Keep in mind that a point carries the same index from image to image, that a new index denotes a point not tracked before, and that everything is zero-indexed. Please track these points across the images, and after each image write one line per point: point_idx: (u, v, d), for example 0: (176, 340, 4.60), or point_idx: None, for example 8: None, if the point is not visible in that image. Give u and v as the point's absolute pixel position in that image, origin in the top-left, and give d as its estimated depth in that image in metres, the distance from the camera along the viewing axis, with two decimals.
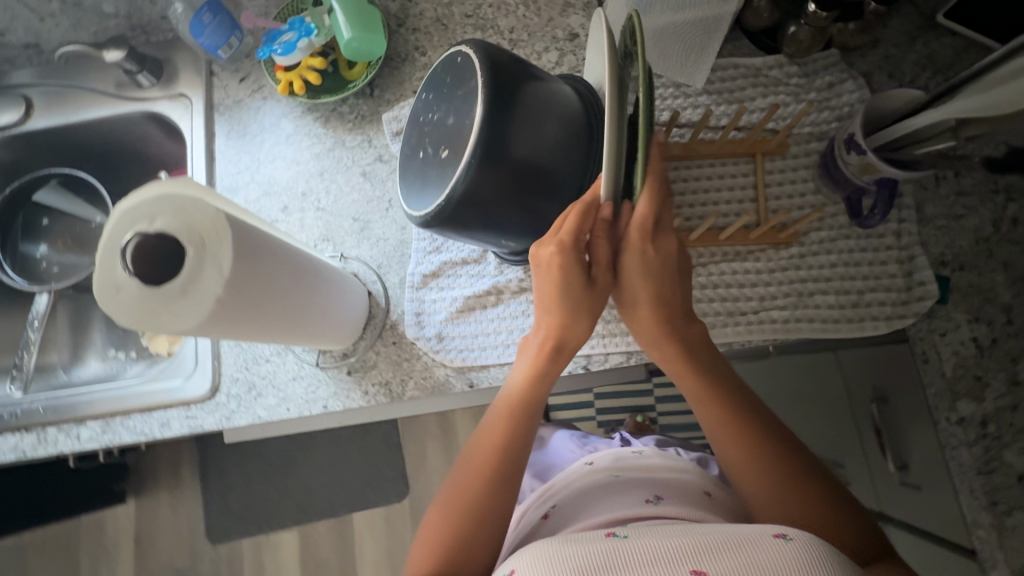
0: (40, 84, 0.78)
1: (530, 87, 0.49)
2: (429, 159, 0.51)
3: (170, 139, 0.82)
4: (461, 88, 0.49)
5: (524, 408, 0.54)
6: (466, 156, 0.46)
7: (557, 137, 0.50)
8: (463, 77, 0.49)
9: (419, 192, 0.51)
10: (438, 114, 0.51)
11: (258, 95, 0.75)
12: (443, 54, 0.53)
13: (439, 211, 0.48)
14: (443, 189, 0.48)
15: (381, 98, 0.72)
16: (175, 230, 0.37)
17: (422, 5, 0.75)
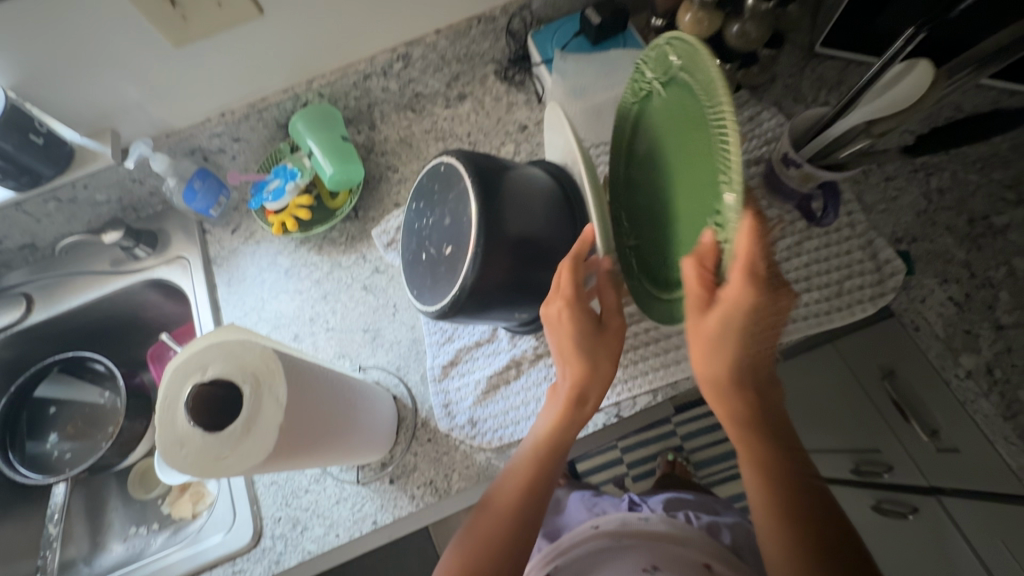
0: (38, 279, 0.82)
1: (510, 176, 0.56)
2: (435, 257, 0.55)
3: (170, 301, 0.86)
4: (449, 191, 0.55)
5: (552, 458, 0.54)
6: (469, 246, 0.51)
7: (543, 212, 0.56)
8: (451, 181, 0.55)
9: (431, 287, 0.55)
10: (434, 217, 0.56)
11: (251, 241, 0.80)
12: (426, 166, 0.59)
13: (455, 300, 0.52)
14: (455, 279, 0.52)
15: (366, 217, 0.79)
16: (230, 374, 0.40)
17: (385, 132, 0.84)
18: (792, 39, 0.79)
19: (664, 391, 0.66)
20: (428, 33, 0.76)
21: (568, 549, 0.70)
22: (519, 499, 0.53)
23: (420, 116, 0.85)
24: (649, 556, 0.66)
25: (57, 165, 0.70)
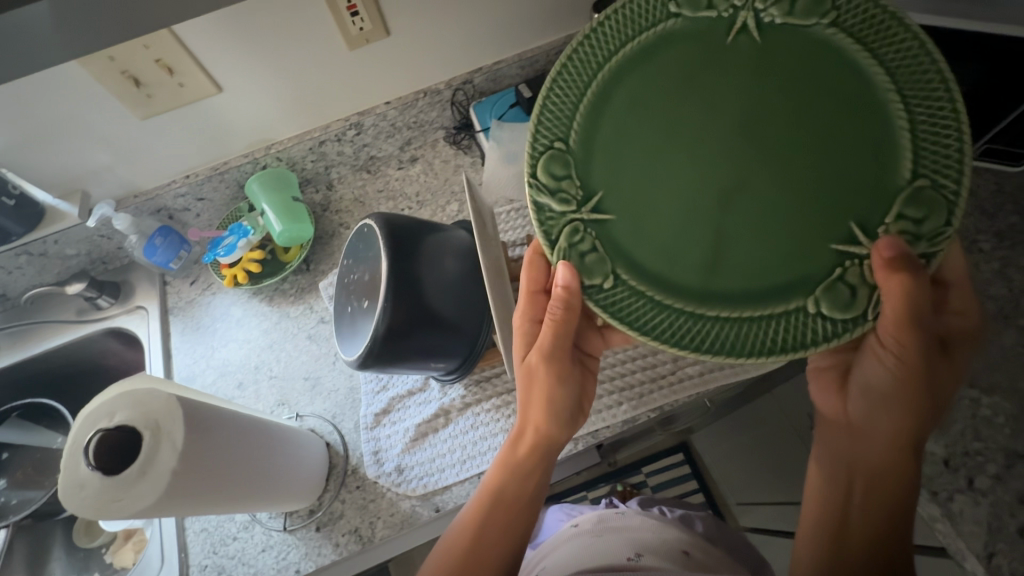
0: (6, 328, 0.86)
1: (429, 236, 0.61)
2: (356, 310, 0.60)
3: (130, 348, 0.90)
4: (371, 250, 0.60)
5: (508, 503, 0.55)
6: (381, 301, 0.55)
7: (456, 270, 0.61)
8: (372, 241, 0.60)
9: (351, 339, 0.59)
10: (358, 274, 0.61)
11: (208, 292, 0.85)
12: (355, 228, 0.64)
13: (369, 351, 0.56)
14: (368, 331, 0.56)
15: (316, 270, 0.84)
16: (133, 421, 0.43)
17: (341, 191, 0.91)
18: None
19: (585, 439, 0.69)
20: (378, 105, 0.84)
21: (548, 552, 0.68)
22: (494, 510, 0.55)
23: (374, 177, 0.91)
24: (630, 544, 0.64)
25: (28, 223, 0.76)
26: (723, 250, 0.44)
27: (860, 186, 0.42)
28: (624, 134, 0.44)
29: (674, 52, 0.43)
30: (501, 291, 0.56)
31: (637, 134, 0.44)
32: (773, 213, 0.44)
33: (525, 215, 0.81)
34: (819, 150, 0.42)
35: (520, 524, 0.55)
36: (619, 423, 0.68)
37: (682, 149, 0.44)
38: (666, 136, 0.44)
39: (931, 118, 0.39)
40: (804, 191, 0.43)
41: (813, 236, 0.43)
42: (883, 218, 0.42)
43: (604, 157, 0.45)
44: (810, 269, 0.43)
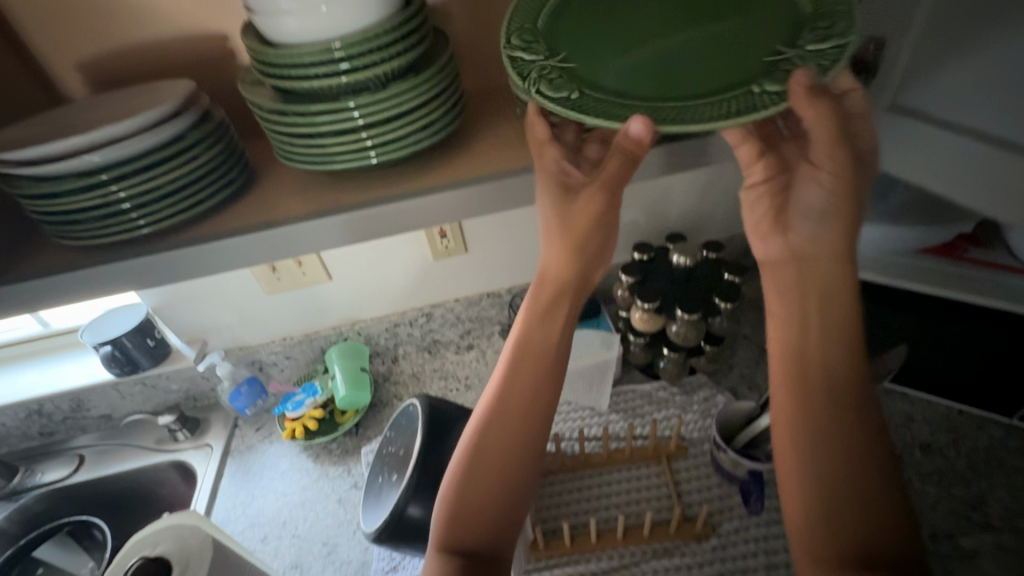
0: (96, 445, 0.99)
1: (462, 425, 0.68)
2: (384, 482, 0.65)
3: (184, 481, 0.98)
4: (410, 426, 0.68)
5: (518, 404, 0.59)
6: (407, 478, 0.61)
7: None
8: (412, 422, 0.68)
9: (374, 511, 0.63)
10: (395, 447, 0.68)
11: (267, 439, 0.95)
12: (402, 404, 0.73)
13: (386, 526, 0.60)
14: (389, 506, 0.61)
15: (363, 434, 0.92)
16: (170, 553, 0.49)
17: (402, 365, 1.03)
18: (749, 339, 0.94)
19: None
20: (449, 300, 1.01)
21: None
22: (505, 413, 0.59)
23: (433, 357, 1.04)
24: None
25: (156, 359, 0.93)
26: (674, 70, 0.46)
27: (773, 23, 0.48)
28: (574, 35, 0.49)
29: None
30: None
31: (599, 22, 0.51)
32: (717, 53, 0.47)
33: (560, 412, 0.87)
34: (750, 31, 0.47)
35: (512, 480, 0.57)
36: None
37: (640, 44, 0.48)
38: (612, 29, 0.50)
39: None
40: (750, 41, 0.47)
41: (751, 55, 0.46)
42: (800, 31, 0.46)
43: (558, 36, 0.49)
44: (752, 67, 0.45)
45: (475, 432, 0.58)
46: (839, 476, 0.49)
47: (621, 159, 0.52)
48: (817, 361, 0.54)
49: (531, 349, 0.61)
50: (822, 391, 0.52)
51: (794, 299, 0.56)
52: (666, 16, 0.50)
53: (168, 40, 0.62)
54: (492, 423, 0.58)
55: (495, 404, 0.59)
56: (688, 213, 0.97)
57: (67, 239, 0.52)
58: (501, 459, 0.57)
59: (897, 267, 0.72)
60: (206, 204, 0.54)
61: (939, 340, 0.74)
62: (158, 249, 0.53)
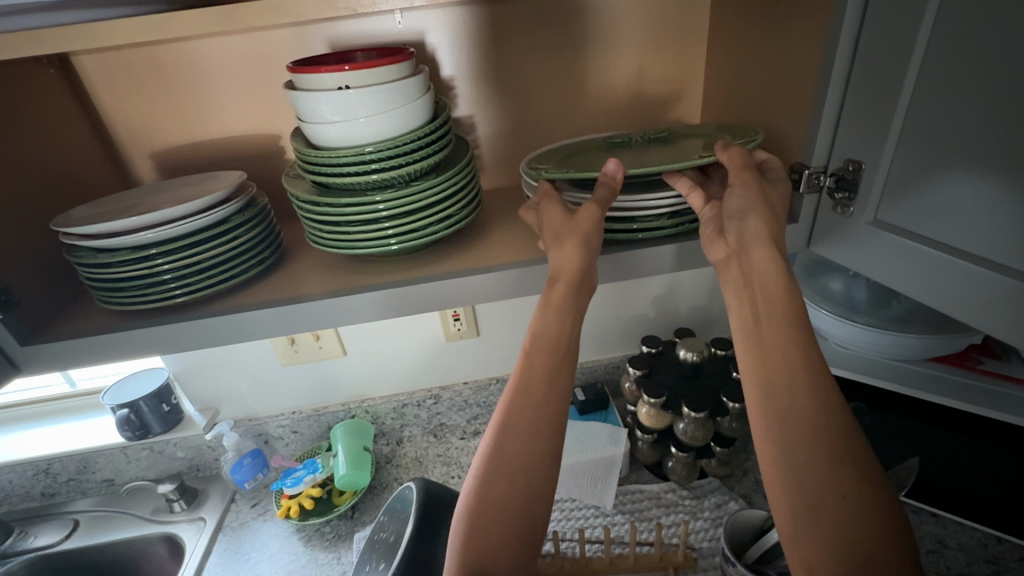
0: (93, 510, 0.98)
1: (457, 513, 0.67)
2: (371, 571, 0.62)
3: (171, 557, 0.95)
4: (404, 511, 0.66)
5: (529, 419, 0.53)
6: (393, 567, 0.58)
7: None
8: (407, 506, 0.67)
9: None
10: (387, 532, 0.66)
11: (261, 517, 0.93)
12: (398, 488, 0.71)
13: None
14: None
15: (358, 518, 0.89)
16: None
17: (406, 447, 1.01)
18: None
19: None
20: (458, 382, 1.02)
21: None
22: (517, 429, 0.52)
23: (438, 441, 1.02)
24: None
25: (166, 425, 0.95)
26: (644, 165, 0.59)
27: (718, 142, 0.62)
28: (572, 160, 0.64)
29: (599, 145, 0.68)
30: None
31: (576, 157, 0.66)
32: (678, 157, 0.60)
33: (562, 508, 0.83)
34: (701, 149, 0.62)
35: (517, 546, 0.50)
36: None
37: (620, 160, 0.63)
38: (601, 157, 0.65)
39: (738, 135, 0.61)
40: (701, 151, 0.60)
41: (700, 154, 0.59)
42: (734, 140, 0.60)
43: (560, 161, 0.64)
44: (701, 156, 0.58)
45: (476, 487, 0.52)
46: (823, 530, 0.43)
47: (601, 206, 0.53)
48: (775, 401, 0.48)
49: (530, 381, 0.54)
50: (810, 433, 0.46)
51: (754, 337, 0.51)
52: (641, 148, 0.65)
53: (230, 139, 0.71)
54: (492, 479, 0.51)
55: (495, 455, 0.52)
56: (698, 310, 0.99)
57: (110, 303, 0.57)
58: (508, 525, 0.50)
59: (911, 375, 0.71)
60: (238, 278, 0.59)
61: (963, 456, 0.70)
62: (188, 318, 0.57)
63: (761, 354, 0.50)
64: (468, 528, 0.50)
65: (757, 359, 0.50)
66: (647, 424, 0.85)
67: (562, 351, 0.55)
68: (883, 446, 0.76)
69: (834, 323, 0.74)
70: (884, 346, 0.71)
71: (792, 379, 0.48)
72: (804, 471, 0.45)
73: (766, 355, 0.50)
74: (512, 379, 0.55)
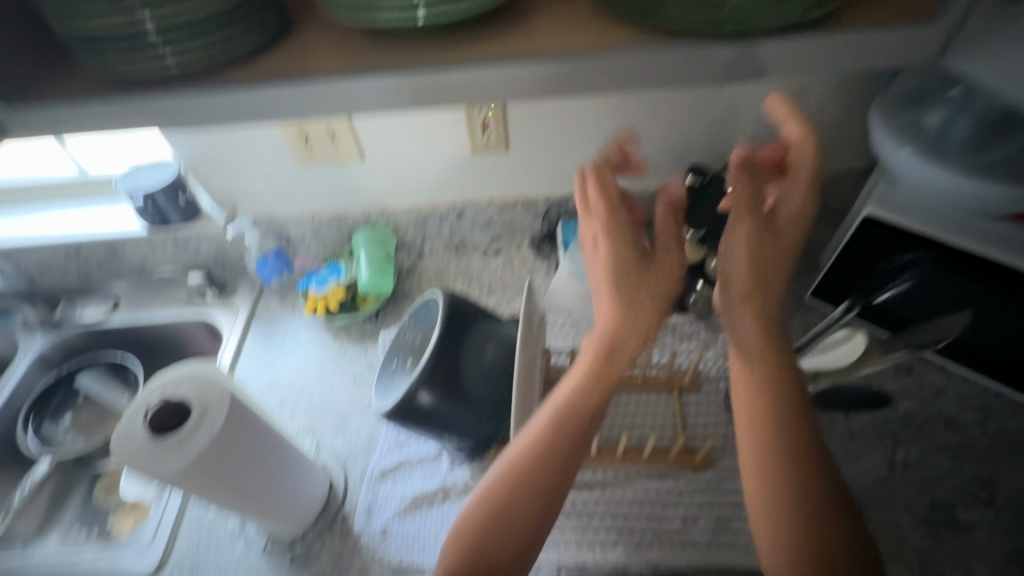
0: (131, 292, 1.03)
1: (482, 325, 0.67)
2: (398, 367, 0.65)
3: (211, 339, 1.02)
4: (429, 319, 0.67)
5: (576, 415, 0.55)
6: (422, 366, 0.61)
7: (495, 361, 0.66)
8: (433, 312, 0.67)
9: (385, 390, 0.64)
10: (411, 336, 0.67)
11: (290, 312, 0.97)
12: (421, 297, 0.71)
13: (396, 407, 0.60)
14: (401, 388, 0.61)
15: (383, 321, 0.93)
16: (192, 398, 0.51)
17: (427, 261, 1.02)
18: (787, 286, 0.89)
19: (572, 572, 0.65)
20: (483, 200, 0.97)
21: None
22: (566, 421, 0.55)
23: (458, 257, 1.02)
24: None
25: (185, 216, 0.93)
26: None
27: None
28: None
29: None
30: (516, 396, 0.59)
31: None
32: None
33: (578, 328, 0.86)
34: None
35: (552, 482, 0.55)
36: (609, 566, 0.65)
37: None
38: None
39: None
40: None
41: None
42: None
43: None
44: None
45: (511, 470, 0.54)
46: (795, 536, 0.50)
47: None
48: (772, 445, 0.53)
49: (587, 354, 0.58)
50: (804, 501, 0.51)
51: (754, 282, 0.57)
52: None
53: None
54: (534, 455, 0.54)
55: (539, 441, 0.54)
56: (754, 142, 0.88)
57: (89, 65, 0.48)
58: (534, 508, 0.53)
59: (982, 230, 0.65)
60: (236, 46, 0.49)
61: (1002, 317, 0.67)
62: (184, 91, 0.49)
63: (761, 374, 0.56)
64: (510, 474, 0.54)
65: (755, 381, 0.56)
66: None
67: (625, 330, 0.58)
68: (916, 300, 0.73)
69: (916, 166, 0.65)
70: (963, 195, 0.63)
71: (785, 412, 0.54)
72: (778, 483, 0.52)
73: (766, 380, 0.56)
74: (563, 387, 0.58)
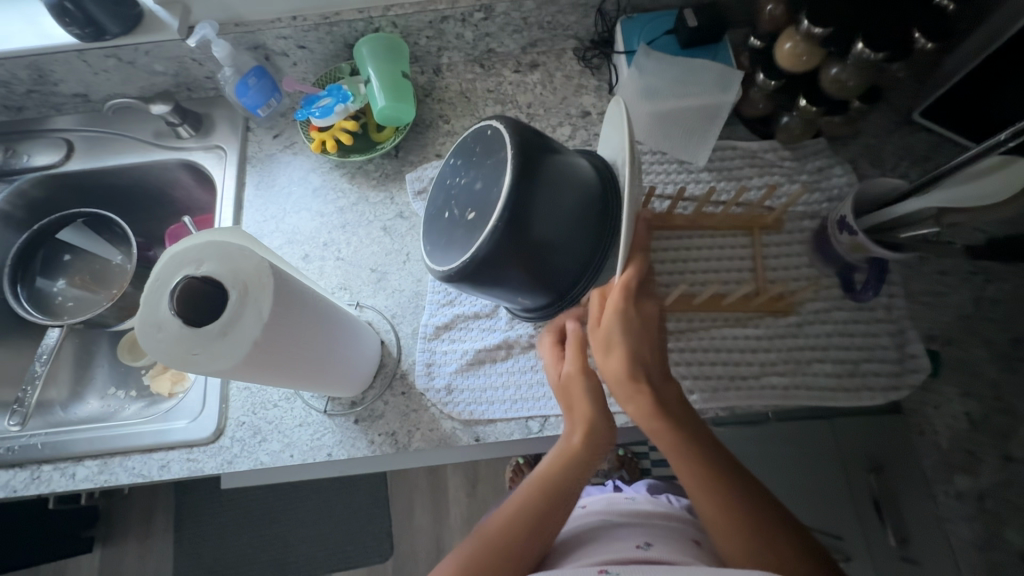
0: (83, 131, 0.83)
1: (555, 161, 0.54)
2: (455, 220, 0.54)
3: (199, 186, 0.87)
4: (490, 158, 0.53)
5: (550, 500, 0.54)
6: (495, 221, 0.49)
7: (573, 208, 0.54)
8: (494, 147, 0.53)
9: (443, 247, 0.54)
10: (466, 179, 0.54)
11: (289, 150, 0.80)
12: (472, 127, 0.57)
13: (462, 269, 0.51)
14: (468, 246, 0.51)
15: (405, 159, 0.78)
16: (222, 276, 0.40)
17: (448, 80, 0.82)
18: (890, 100, 0.74)
19: None
20: None
21: None
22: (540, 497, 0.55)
23: (486, 73, 0.82)
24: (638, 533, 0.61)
25: (125, 25, 0.70)
26: None
27: None
28: None
29: None
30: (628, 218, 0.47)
31: None
32: None
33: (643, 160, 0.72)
34: None
35: (548, 529, 0.54)
36: None
37: None
38: None
39: None
40: None
41: None
42: None
43: None
44: None
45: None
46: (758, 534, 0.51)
47: None
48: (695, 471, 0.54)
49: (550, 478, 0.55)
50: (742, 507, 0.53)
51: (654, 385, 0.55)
52: None
53: None
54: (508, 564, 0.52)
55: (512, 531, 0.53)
56: None
57: None
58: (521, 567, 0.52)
59: None
60: None
61: None
62: None
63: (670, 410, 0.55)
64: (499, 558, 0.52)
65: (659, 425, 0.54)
66: (783, 66, 0.64)
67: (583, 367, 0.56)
68: None
69: None
70: None
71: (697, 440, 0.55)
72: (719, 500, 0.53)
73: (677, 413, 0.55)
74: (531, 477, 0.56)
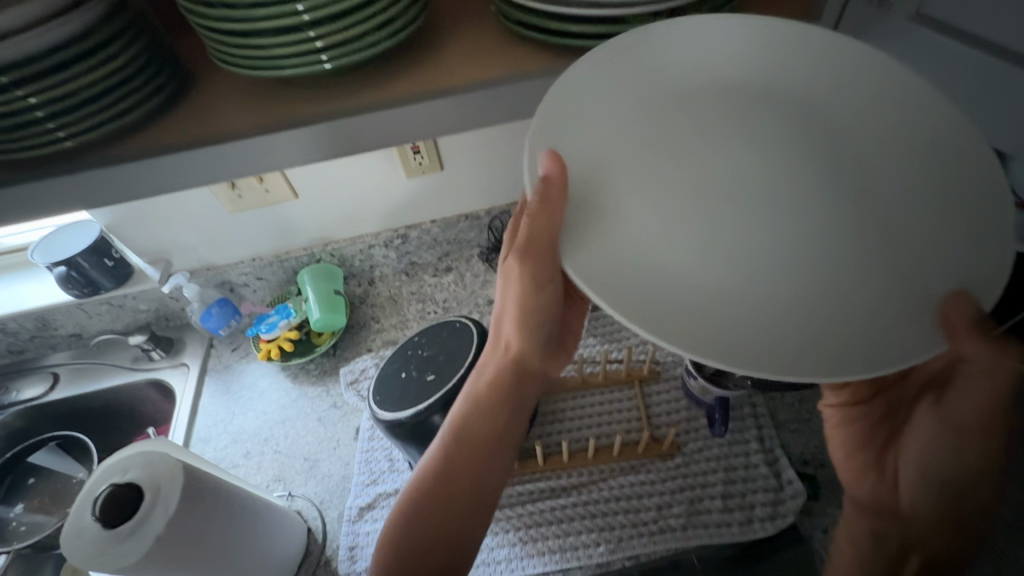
0: (71, 363, 0.98)
1: None
2: (407, 381, 0.67)
3: (164, 399, 0.98)
4: (456, 341, 0.70)
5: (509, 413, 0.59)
6: (455, 381, 0.65)
7: None
8: (461, 334, 0.71)
9: (395, 399, 0.65)
10: (429, 351, 0.70)
11: (244, 360, 0.95)
12: (442, 319, 0.75)
13: (416, 416, 0.63)
14: (421, 399, 0.64)
15: (340, 356, 0.92)
16: (141, 479, 0.49)
17: (379, 288, 1.01)
18: None
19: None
20: (426, 221, 0.97)
21: None
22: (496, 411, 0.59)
23: (410, 280, 1.01)
24: None
25: (116, 280, 0.89)
26: None
27: None
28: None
29: None
30: (1001, 249, 0.40)
31: None
32: None
33: None
34: None
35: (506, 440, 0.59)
36: (593, 565, 0.67)
37: None
38: None
39: None
40: None
41: None
42: None
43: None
44: None
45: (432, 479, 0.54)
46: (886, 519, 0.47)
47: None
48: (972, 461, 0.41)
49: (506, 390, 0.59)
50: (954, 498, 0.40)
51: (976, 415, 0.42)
52: None
53: None
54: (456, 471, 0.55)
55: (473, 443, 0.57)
56: None
57: None
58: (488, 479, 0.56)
59: None
60: (133, 115, 0.45)
61: None
62: (61, 172, 0.44)
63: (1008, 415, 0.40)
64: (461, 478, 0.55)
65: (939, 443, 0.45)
66: None
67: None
68: None
69: None
70: None
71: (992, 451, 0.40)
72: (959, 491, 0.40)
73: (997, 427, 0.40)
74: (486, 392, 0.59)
